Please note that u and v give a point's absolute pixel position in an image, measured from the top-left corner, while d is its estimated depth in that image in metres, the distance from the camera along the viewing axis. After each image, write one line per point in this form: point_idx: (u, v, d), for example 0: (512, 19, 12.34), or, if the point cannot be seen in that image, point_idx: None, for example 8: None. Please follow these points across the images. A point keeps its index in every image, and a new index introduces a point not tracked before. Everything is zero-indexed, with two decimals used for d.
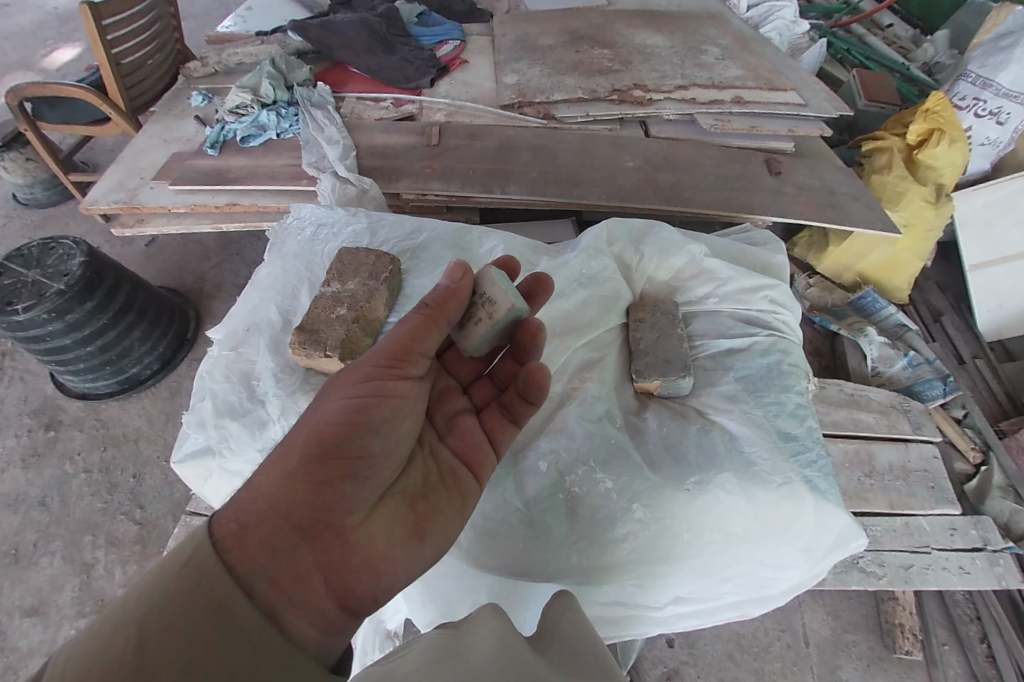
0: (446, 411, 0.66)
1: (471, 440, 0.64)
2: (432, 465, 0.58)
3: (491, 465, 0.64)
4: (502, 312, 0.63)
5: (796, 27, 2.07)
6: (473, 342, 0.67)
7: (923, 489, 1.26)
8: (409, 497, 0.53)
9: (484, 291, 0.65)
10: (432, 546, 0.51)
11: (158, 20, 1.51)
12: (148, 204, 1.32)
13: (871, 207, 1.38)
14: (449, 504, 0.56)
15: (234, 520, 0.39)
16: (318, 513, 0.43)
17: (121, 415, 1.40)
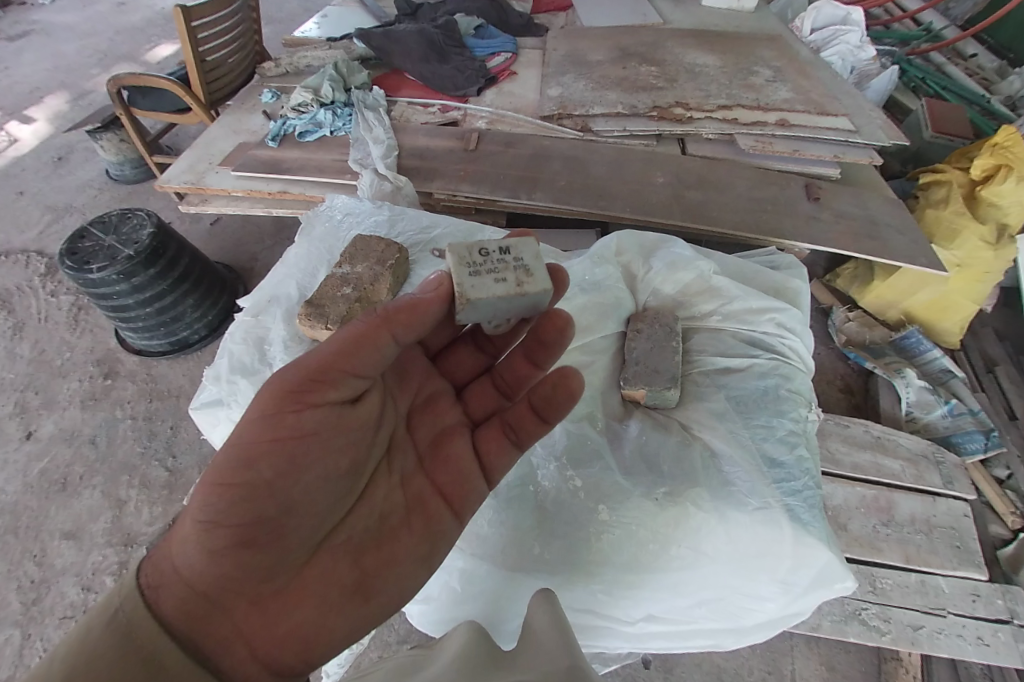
0: (428, 430, 0.64)
1: (452, 475, 0.61)
2: (398, 502, 0.57)
3: (475, 498, 0.62)
4: (534, 288, 0.56)
5: (863, 52, 1.99)
6: (477, 290, 0.53)
7: (945, 547, 1.18)
8: (358, 547, 0.51)
9: (521, 258, 0.57)
10: (382, 601, 0.50)
11: (242, 24, 1.68)
12: (212, 186, 1.47)
13: (917, 242, 1.31)
14: (409, 553, 0.54)
15: (157, 576, 0.41)
16: (240, 573, 0.43)
17: (168, 372, 1.56)
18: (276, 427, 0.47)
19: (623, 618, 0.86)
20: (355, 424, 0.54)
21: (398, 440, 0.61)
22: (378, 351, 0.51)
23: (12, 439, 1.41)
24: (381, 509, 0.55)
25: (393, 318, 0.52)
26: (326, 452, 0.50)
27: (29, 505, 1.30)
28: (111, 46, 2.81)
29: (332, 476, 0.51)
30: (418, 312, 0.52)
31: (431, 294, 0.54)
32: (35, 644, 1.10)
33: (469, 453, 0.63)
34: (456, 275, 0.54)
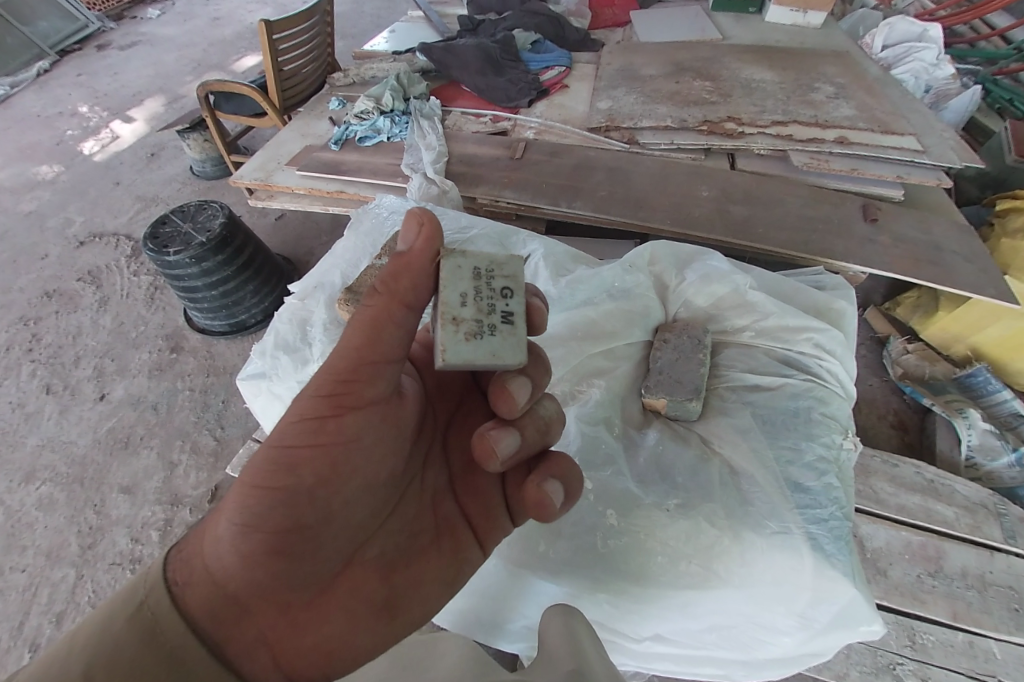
0: (461, 453, 0.66)
1: (479, 504, 0.65)
2: (427, 523, 0.60)
3: (498, 531, 0.66)
4: (445, 330, 0.49)
5: (939, 71, 1.88)
6: (444, 266, 0.50)
7: (1001, 609, 1.07)
8: (387, 563, 0.54)
9: (489, 326, 0.50)
10: (406, 619, 0.53)
11: (317, 37, 1.82)
12: (278, 183, 1.59)
13: (987, 271, 1.21)
14: (434, 575, 0.57)
15: (187, 575, 0.40)
16: (277, 579, 0.44)
17: (225, 351, 1.69)
18: (320, 436, 0.49)
19: (629, 633, 0.84)
20: (394, 440, 0.56)
21: (431, 460, 0.64)
22: (397, 329, 0.50)
23: (88, 400, 1.58)
24: (410, 528, 0.58)
25: (397, 289, 0.49)
26: (365, 467, 0.52)
27: (97, 459, 1.44)
28: (205, 56, 3.12)
29: (369, 491, 0.53)
30: (406, 274, 0.49)
31: (421, 250, 0.49)
32: (88, 584, 1.21)
33: (496, 486, 0.66)
34: (469, 255, 0.52)
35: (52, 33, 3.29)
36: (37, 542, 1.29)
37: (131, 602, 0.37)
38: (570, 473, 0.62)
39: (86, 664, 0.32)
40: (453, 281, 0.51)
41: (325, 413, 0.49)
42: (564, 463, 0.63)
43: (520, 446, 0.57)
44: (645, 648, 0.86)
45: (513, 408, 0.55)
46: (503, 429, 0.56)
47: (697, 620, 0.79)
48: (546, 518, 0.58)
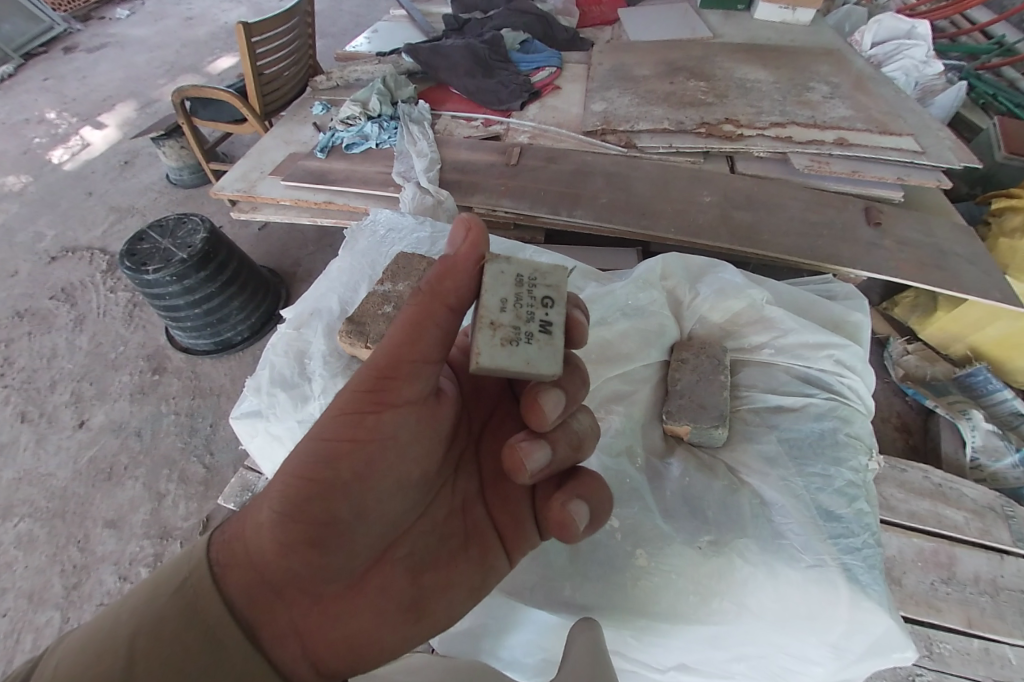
0: (493, 458, 0.62)
1: (509, 511, 0.60)
2: (456, 526, 0.56)
3: (528, 544, 0.60)
4: (482, 335, 0.47)
5: (928, 68, 1.87)
6: (488, 271, 0.49)
7: (1014, 613, 1.07)
8: (418, 564, 0.51)
9: (526, 337, 0.48)
10: (432, 625, 0.49)
11: (297, 39, 1.74)
12: (262, 195, 1.51)
13: (990, 274, 1.20)
14: (465, 581, 0.54)
15: (227, 555, 0.40)
16: (307, 571, 0.42)
17: (210, 371, 1.61)
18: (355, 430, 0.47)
19: (655, 664, 0.82)
20: (428, 438, 0.54)
21: (462, 462, 0.61)
22: (438, 329, 0.47)
23: (66, 427, 1.49)
24: (443, 529, 0.55)
25: (441, 289, 0.47)
26: (398, 463, 0.50)
27: (78, 491, 1.36)
28: (178, 58, 2.99)
29: (401, 488, 0.50)
30: (451, 275, 0.46)
31: (463, 251, 0.46)
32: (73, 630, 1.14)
33: (526, 496, 0.61)
34: (514, 259, 0.50)
35: (16, 35, 3.12)
36: (16, 585, 1.21)
37: (171, 579, 0.37)
38: (599, 499, 0.57)
39: (125, 636, 0.33)
40: (493, 286, 0.49)
41: (359, 409, 0.48)
42: (595, 486, 0.58)
43: (552, 461, 0.52)
44: (671, 678, 0.84)
45: (544, 422, 0.50)
46: (534, 441, 0.51)
47: (726, 651, 0.77)
48: (569, 540, 0.54)
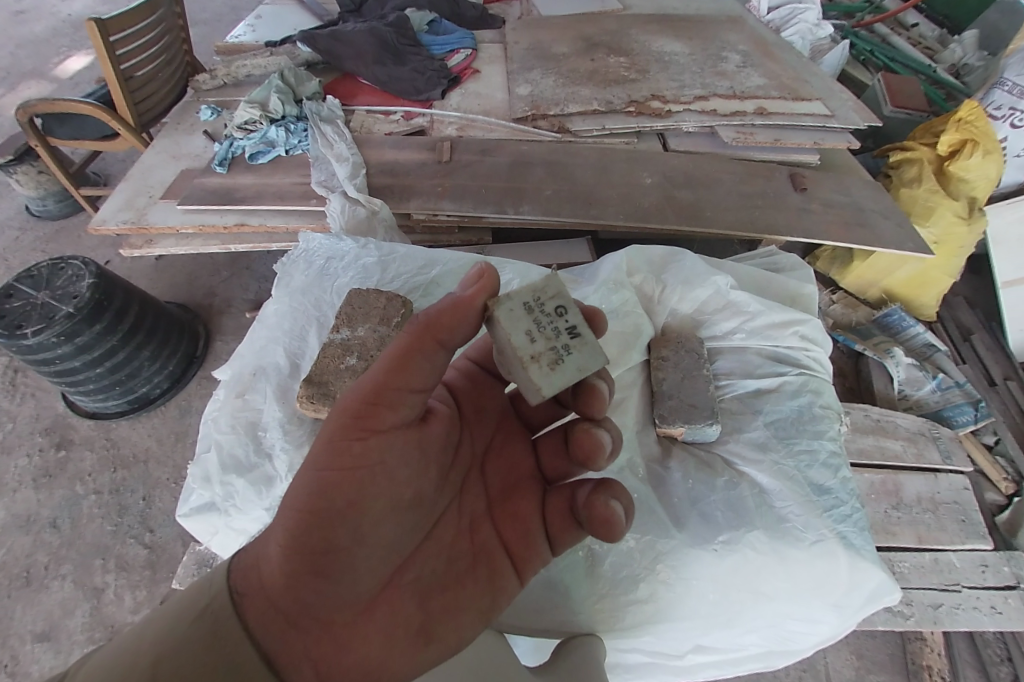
0: (498, 477, 0.59)
1: (518, 530, 0.56)
2: (463, 547, 0.52)
3: (539, 561, 0.56)
4: (533, 371, 0.43)
5: (821, 30, 1.98)
6: (499, 316, 0.46)
7: (953, 523, 1.22)
8: (425, 588, 0.46)
9: (567, 350, 0.45)
10: (443, 647, 0.44)
11: (167, 33, 1.49)
12: (156, 224, 1.30)
13: (902, 226, 1.32)
14: (473, 603, 0.49)
15: (244, 582, 0.34)
16: (318, 605, 0.36)
17: (130, 435, 1.40)
18: (345, 460, 0.41)
19: (672, 653, 0.81)
20: (428, 460, 0.49)
21: (468, 483, 0.56)
22: (427, 364, 0.45)
23: None
24: (448, 550, 0.51)
25: (434, 325, 0.45)
26: (398, 485, 0.45)
27: None
28: (11, 60, 2.48)
29: (404, 513, 0.46)
30: (456, 313, 0.45)
31: (469, 297, 0.46)
32: None
33: (536, 511, 0.57)
34: (514, 292, 0.47)
35: None
36: None
37: (190, 603, 0.31)
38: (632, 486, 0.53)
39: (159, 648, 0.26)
40: (513, 326, 0.46)
41: (349, 437, 0.43)
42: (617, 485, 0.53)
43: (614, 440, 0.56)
44: (688, 662, 0.83)
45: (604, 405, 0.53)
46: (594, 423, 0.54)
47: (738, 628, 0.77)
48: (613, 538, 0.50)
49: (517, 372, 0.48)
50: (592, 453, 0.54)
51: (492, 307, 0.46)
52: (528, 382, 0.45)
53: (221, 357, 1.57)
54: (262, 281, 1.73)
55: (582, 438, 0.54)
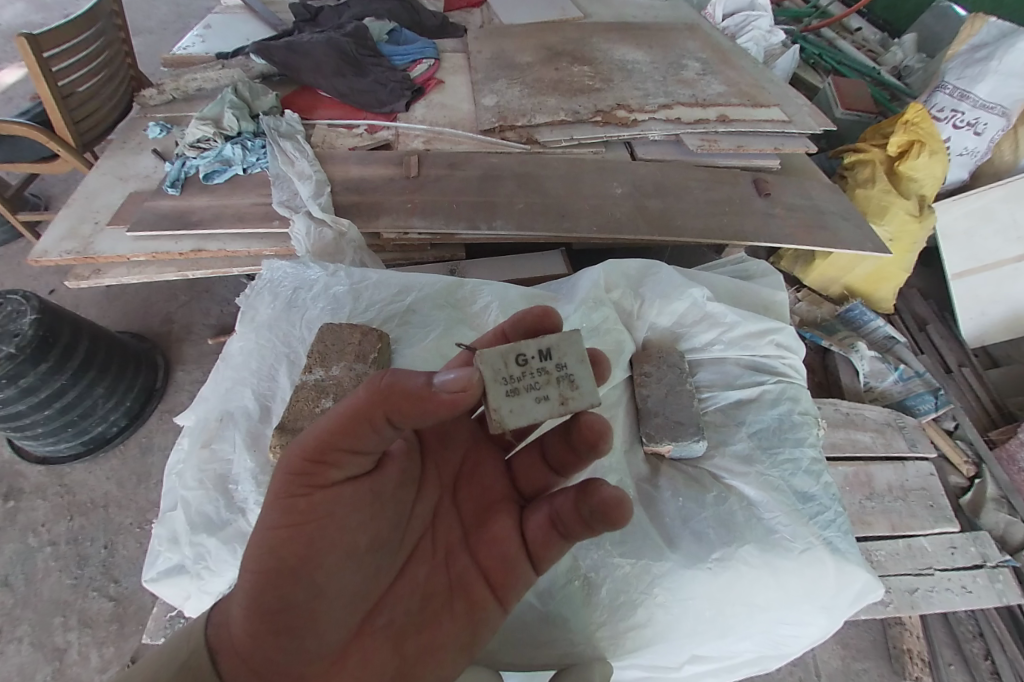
0: (473, 500, 0.53)
1: (496, 556, 0.49)
2: (439, 581, 0.47)
3: (524, 584, 0.50)
4: (582, 403, 0.43)
5: (772, 37, 2.04)
6: (517, 422, 0.41)
7: (922, 508, 1.28)
8: (399, 630, 0.43)
9: (564, 365, 0.44)
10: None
11: (107, 47, 1.40)
12: (104, 253, 1.21)
13: (861, 226, 1.37)
14: (452, 640, 0.45)
15: (215, 638, 0.34)
16: (279, 666, 0.34)
17: (87, 478, 1.31)
18: (293, 516, 0.37)
19: (668, 665, 0.73)
20: (388, 498, 0.45)
21: (439, 512, 0.51)
22: (372, 432, 0.38)
23: None
24: (424, 587, 0.46)
25: (389, 398, 0.36)
26: (357, 531, 0.41)
27: None
28: None
29: (366, 557, 0.42)
30: (414, 401, 0.36)
31: (447, 400, 0.36)
32: None
33: (514, 534, 0.50)
34: (493, 399, 0.41)
35: None
36: None
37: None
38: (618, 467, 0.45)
39: None
40: (528, 413, 0.42)
41: (297, 492, 0.38)
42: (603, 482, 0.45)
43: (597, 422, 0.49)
44: (683, 673, 0.76)
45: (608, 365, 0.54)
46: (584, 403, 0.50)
47: (733, 636, 0.72)
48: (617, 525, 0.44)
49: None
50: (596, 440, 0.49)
51: (495, 421, 0.40)
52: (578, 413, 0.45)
53: (184, 388, 1.49)
54: (225, 305, 1.66)
55: (585, 430, 0.49)
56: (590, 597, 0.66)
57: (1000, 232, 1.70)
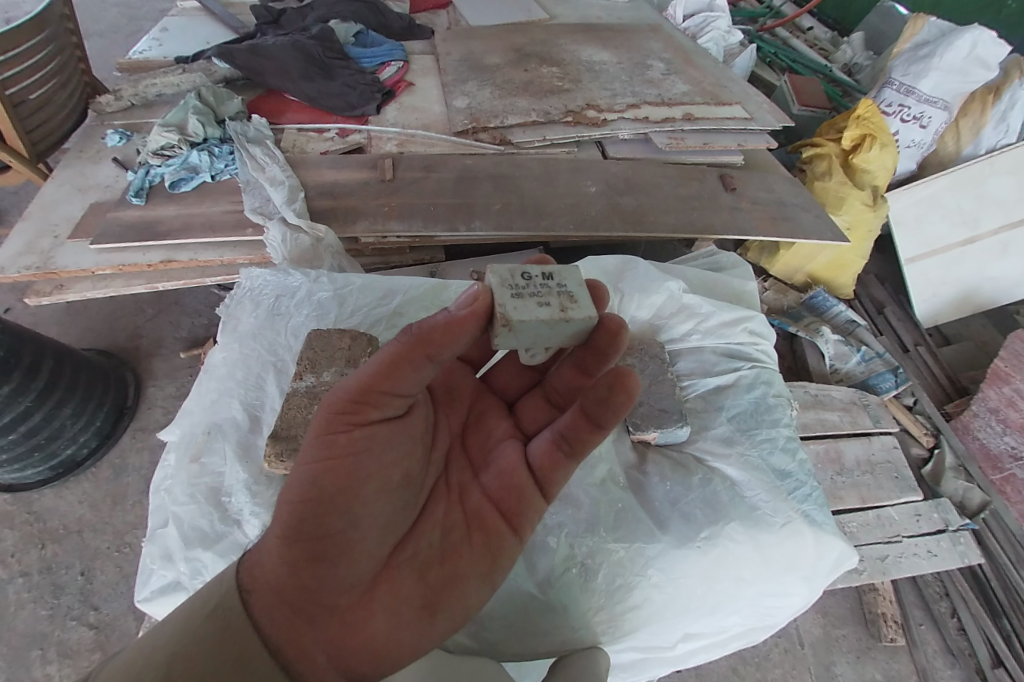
0: (481, 443, 0.56)
1: (508, 487, 0.51)
2: (455, 517, 0.49)
3: (537, 514, 0.52)
4: (581, 313, 0.44)
5: (731, 36, 2.12)
6: (523, 316, 0.41)
7: (888, 480, 1.36)
8: (423, 561, 0.45)
9: (564, 286, 0.46)
10: (447, 618, 0.44)
11: (60, 52, 1.34)
12: (66, 268, 1.16)
13: (820, 217, 1.45)
14: (473, 569, 0.47)
15: (248, 578, 0.34)
16: (318, 588, 0.36)
17: (57, 504, 1.25)
18: (334, 450, 0.40)
19: (663, 645, 0.76)
20: (414, 439, 0.47)
21: (451, 457, 0.54)
22: (407, 370, 0.41)
23: None
24: (443, 524, 0.48)
25: (427, 339, 0.39)
26: (392, 468, 0.43)
27: None
28: None
29: (396, 492, 0.44)
30: (452, 331, 0.40)
31: (467, 313, 0.40)
32: None
33: (521, 462, 0.52)
34: (499, 297, 0.42)
35: None
36: None
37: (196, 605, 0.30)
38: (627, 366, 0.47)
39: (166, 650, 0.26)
40: (531, 316, 0.42)
41: (337, 430, 0.41)
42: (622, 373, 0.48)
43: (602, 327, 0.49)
44: (678, 651, 0.79)
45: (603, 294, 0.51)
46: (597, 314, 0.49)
47: (725, 611, 0.75)
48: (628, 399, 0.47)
49: (553, 340, 0.47)
50: (615, 337, 0.48)
51: (500, 316, 0.41)
52: (579, 328, 0.45)
53: (157, 405, 1.44)
54: (196, 317, 1.61)
55: (602, 333, 0.48)
56: (587, 584, 0.68)
57: (946, 219, 1.82)
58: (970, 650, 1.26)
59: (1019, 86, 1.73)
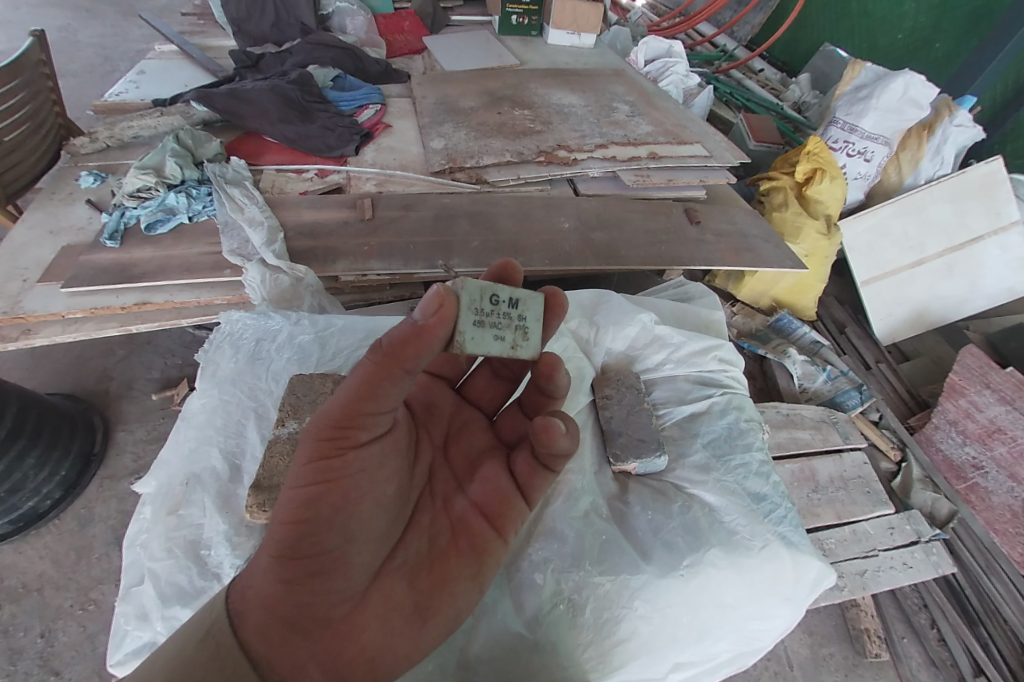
0: (463, 453, 0.59)
1: (490, 491, 0.55)
2: (443, 525, 0.52)
3: (519, 518, 0.55)
4: (526, 352, 0.51)
5: (689, 79, 2.27)
6: (475, 349, 0.46)
7: (861, 495, 1.41)
8: (414, 567, 0.47)
9: (525, 317, 0.51)
10: (439, 621, 0.47)
11: (32, 96, 1.34)
12: (36, 312, 1.13)
13: (779, 247, 1.54)
14: (462, 572, 0.50)
15: (239, 600, 0.36)
16: (312, 606, 0.37)
17: (16, 561, 1.18)
18: (326, 473, 0.40)
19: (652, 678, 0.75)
20: (400, 453, 0.48)
21: (437, 468, 0.56)
22: (390, 387, 0.41)
23: None
24: (431, 531, 0.51)
25: (400, 356, 0.39)
26: (383, 484, 0.45)
27: None
28: None
29: (388, 505, 0.46)
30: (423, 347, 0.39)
31: (434, 323, 0.39)
32: None
33: (503, 471, 0.56)
34: (462, 317, 0.45)
35: None
36: None
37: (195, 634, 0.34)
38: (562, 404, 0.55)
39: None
40: (482, 344, 0.47)
41: (326, 453, 0.41)
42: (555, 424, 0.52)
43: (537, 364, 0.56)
44: None
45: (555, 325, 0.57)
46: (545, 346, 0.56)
47: (711, 638, 0.76)
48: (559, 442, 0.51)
49: None
50: (551, 376, 0.56)
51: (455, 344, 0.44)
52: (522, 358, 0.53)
53: (127, 450, 1.39)
54: (169, 357, 1.58)
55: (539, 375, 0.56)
56: (574, 620, 0.68)
57: (895, 244, 1.96)
58: (951, 660, 1.29)
59: (949, 122, 1.91)
